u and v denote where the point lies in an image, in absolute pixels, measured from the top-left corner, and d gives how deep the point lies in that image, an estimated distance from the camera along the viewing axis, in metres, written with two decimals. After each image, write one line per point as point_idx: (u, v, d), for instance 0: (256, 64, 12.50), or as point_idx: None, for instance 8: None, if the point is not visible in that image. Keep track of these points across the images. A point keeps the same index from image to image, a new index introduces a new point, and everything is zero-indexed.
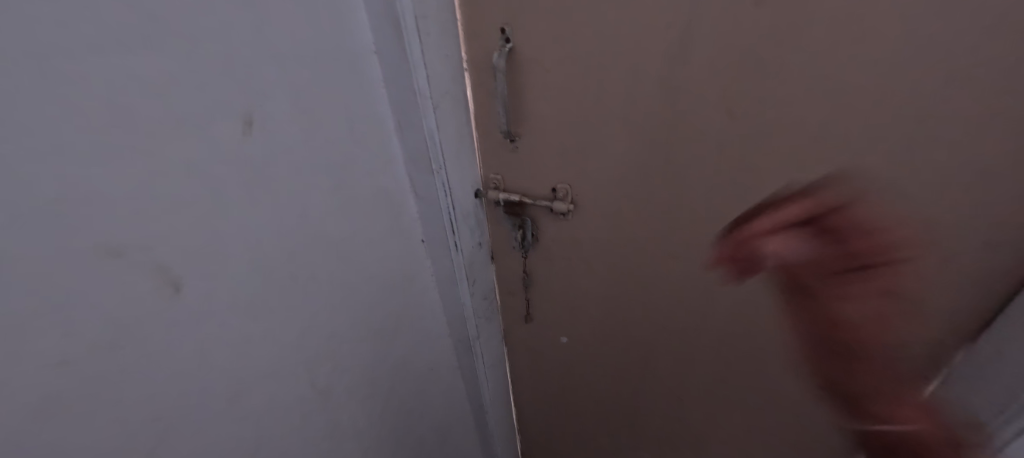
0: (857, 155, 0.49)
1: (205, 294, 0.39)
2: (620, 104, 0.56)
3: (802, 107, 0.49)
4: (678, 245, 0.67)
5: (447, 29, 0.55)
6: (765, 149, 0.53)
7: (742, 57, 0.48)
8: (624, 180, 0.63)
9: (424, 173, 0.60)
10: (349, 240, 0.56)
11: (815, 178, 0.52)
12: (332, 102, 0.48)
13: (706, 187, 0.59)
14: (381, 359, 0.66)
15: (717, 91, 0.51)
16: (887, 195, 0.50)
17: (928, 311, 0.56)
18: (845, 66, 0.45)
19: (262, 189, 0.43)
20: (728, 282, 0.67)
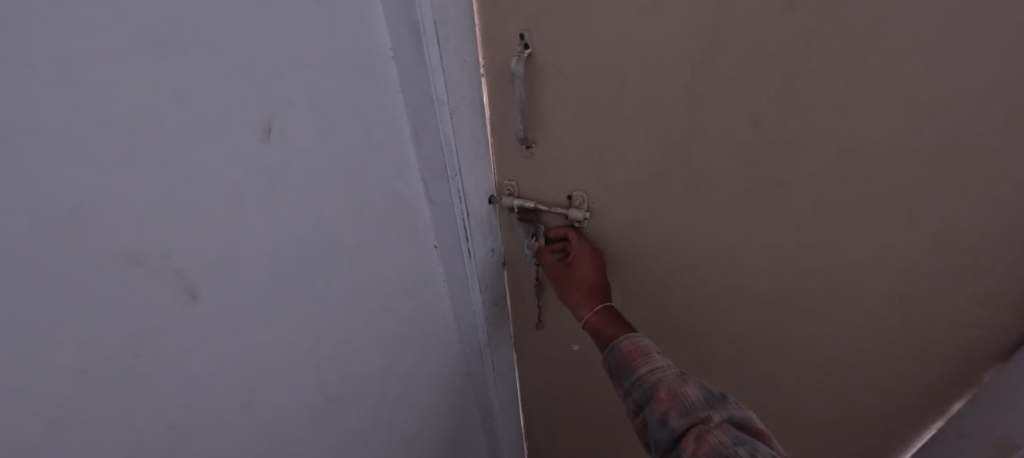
0: (891, 173, 0.47)
1: (223, 299, 0.39)
2: (640, 113, 0.55)
3: (831, 121, 0.47)
4: (698, 260, 0.65)
5: (465, 34, 0.55)
6: (791, 166, 0.51)
7: (767, 67, 0.46)
8: (642, 190, 0.61)
9: (439, 179, 0.59)
10: (364, 246, 0.55)
11: (844, 195, 0.50)
12: (352, 108, 0.48)
13: (729, 201, 0.57)
14: (392, 364, 0.66)
15: (742, 103, 0.49)
16: (921, 214, 0.48)
17: (958, 338, 0.54)
18: (877, 79, 0.43)
19: (279, 194, 0.43)
20: (749, 299, 0.65)
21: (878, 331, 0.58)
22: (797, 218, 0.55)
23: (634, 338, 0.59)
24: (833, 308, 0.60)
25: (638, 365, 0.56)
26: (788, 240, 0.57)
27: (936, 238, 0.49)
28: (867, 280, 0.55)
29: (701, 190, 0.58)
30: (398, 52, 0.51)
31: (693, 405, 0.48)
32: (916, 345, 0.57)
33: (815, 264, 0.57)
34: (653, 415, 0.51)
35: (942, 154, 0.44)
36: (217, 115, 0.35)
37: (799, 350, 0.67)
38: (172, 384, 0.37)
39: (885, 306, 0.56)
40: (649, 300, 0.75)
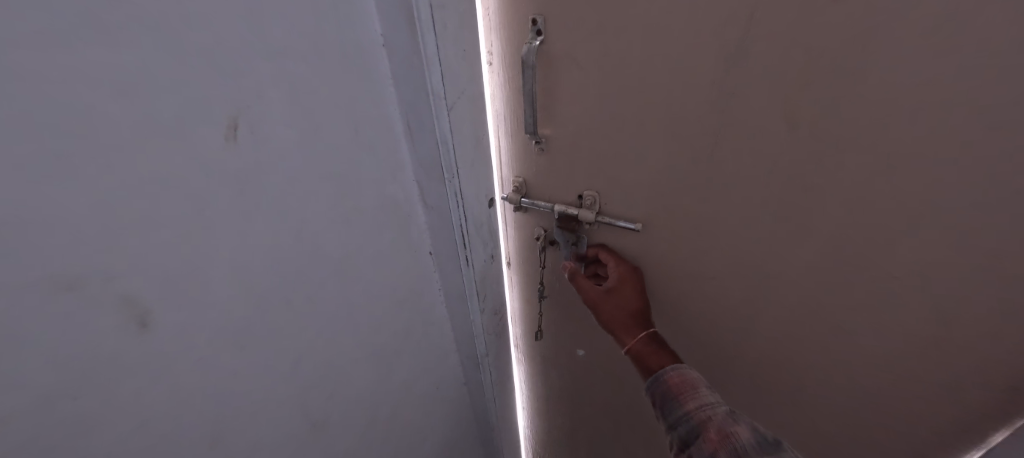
0: (941, 182, 0.42)
1: (181, 328, 0.34)
2: (660, 110, 0.49)
3: (878, 121, 0.42)
4: (717, 269, 0.61)
5: (466, 21, 0.49)
6: (830, 172, 0.46)
7: (810, 59, 0.41)
8: (660, 195, 0.57)
9: (436, 181, 0.54)
10: (352, 259, 0.50)
11: (885, 206, 0.46)
12: (339, 102, 0.43)
13: (755, 209, 0.52)
14: (384, 382, 0.61)
15: (778, 101, 0.44)
16: (972, 228, 0.43)
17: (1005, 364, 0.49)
18: (933, 73, 0.38)
19: (253, 202, 0.37)
20: (770, 311, 0.62)
21: (911, 351, 0.54)
22: (831, 229, 0.50)
23: (684, 372, 0.58)
24: (863, 324, 0.55)
25: (684, 400, 0.55)
26: (818, 252, 0.52)
27: (990, 254, 0.44)
28: (902, 298, 0.51)
29: (729, 197, 0.53)
30: (390, 39, 0.45)
31: (746, 448, 0.49)
32: (954, 369, 0.53)
33: (846, 278, 0.53)
34: (700, 453, 0.51)
35: (1005, 162, 0.39)
36: (167, 110, 0.30)
37: (822, 367, 0.63)
38: (123, 422, 0.32)
39: (922, 327, 0.52)
40: (663, 307, 0.71)
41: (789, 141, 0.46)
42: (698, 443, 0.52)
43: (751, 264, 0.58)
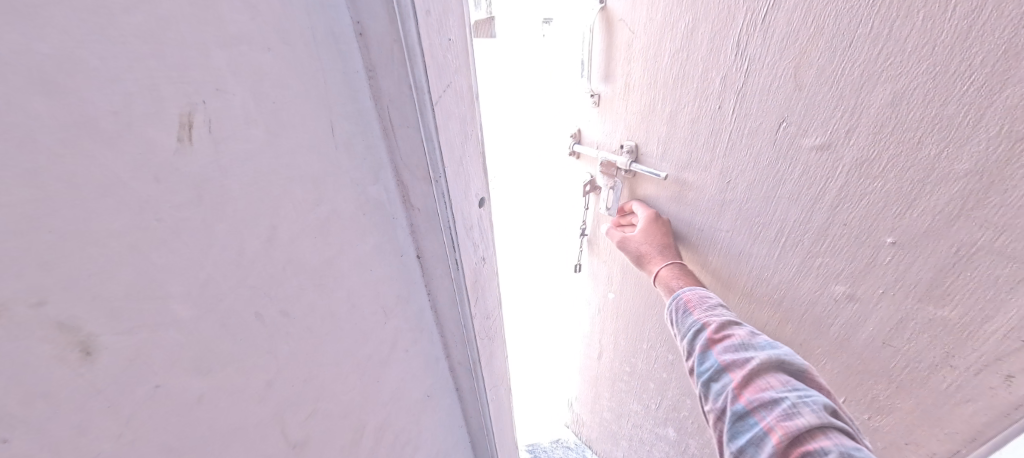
0: (919, 140, 0.53)
1: (135, 353, 0.30)
2: (687, 65, 0.73)
3: (867, 82, 0.55)
4: (740, 210, 0.77)
5: (449, 9, 0.46)
6: (827, 126, 0.60)
7: (816, 29, 0.57)
8: (693, 135, 0.78)
9: (421, 180, 0.50)
10: (331, 266, 0.46)
11: (877, 161, 0.57)
12: (308, 97, 0.39)
13: (765, 156, 0.69)
14: (368, 394, 0.57)
15: (790, 63, 0.60)
16: (951, 189, 0.52)
17: (991, 324, 0.55)
18: (908, 40, 0.50)
19: (213, 210, 0.33)
20: (788, 258, 0.74)
21: (905, 307, 0.62)
22: (833, 179, 0.62)
23: (697, 290, 0.77)
24: (868, 275, 0.64)
25: (695, 311, 0.74)
26: (823, 203, 0.65)
27: (967, 213, 0.52)
28: (895, 251, 0.60)
29: (752, 144, 0.70)
30: (367, 27, 0.41)
31: (746, 346, 0.65)
32: (946, 327, 0.59)
33: (850, 229, 0.64)
34: (706, 351, 0.69)
35: (970, 123, 0.49)
36: (105, 107, 0.26)
37: (833, 313, 0.72)
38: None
39: (914, 279, 0.60)
40: (703, 245, 0.88)
41: (801, 100, 0.61)
42: (705, 345, 0.70)
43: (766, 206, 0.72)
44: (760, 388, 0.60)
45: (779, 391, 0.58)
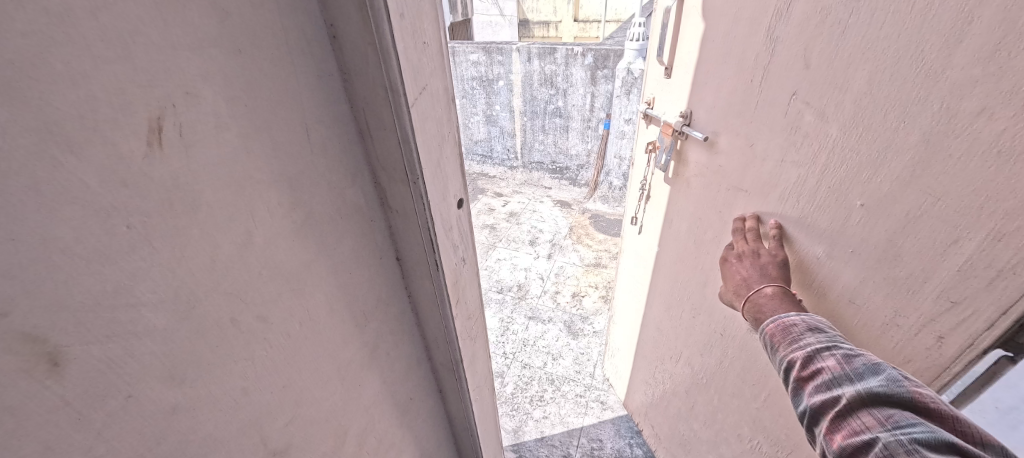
0: (886, 113, 0.61)
1: (106, 362, 0.29)
2: (736, 41, 0.90)
3: (856, 62, 0.65)
4: (754, 170, 0.88)
5: (424, 12, 0.47)
6: (825, 100, 0.70)
7: (825, 17, 0.69)
8: (732, 103, 0.94)
9: (399, 182, 0.50)
10: (307, 271, 0.46)
11: (855, 131, 0.66)
12: (282, 101, 0.39)
13: (779, 125, 0.80)
14: (350, 398, 0.57)
15: (803, 44, 0.73)
16: (904, 157, 0.60)
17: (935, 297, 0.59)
18: (886, 28, 0.60)
19: (186, 216, 0.32)
20: (783, 218, 0.82)
21: (870, 273, 0.67)
22: (828, 148, 0.71)
23: (781, 320, 0.72)
24: (841, 233, 0.71)
25: (783, 346, 0.70)
26: (813, 169, 0.74)
27: (921, 178, 0.58)
28: (862, 211, 0.67)
29: (769, 112, 0.82)
30: (340, 29, 0.41)
31: (838, 380, 0.60)
32: (899, 297, 0.64)
33: (832, 191, 0.71)
34: (798, 389, 0.65)
35: (926, 98, 0.56)
36: (70, 111, 0.25)
37: (813, 276, 0.78)
38: None
39: (874, 243, 0.66)
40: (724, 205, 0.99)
41: (810, 77, 0.73)
42: (795, 382, 0.66)
43: (775, 168, 0.82)
44: (854, 431, 0.55)
45: (873, 431, 0.53)
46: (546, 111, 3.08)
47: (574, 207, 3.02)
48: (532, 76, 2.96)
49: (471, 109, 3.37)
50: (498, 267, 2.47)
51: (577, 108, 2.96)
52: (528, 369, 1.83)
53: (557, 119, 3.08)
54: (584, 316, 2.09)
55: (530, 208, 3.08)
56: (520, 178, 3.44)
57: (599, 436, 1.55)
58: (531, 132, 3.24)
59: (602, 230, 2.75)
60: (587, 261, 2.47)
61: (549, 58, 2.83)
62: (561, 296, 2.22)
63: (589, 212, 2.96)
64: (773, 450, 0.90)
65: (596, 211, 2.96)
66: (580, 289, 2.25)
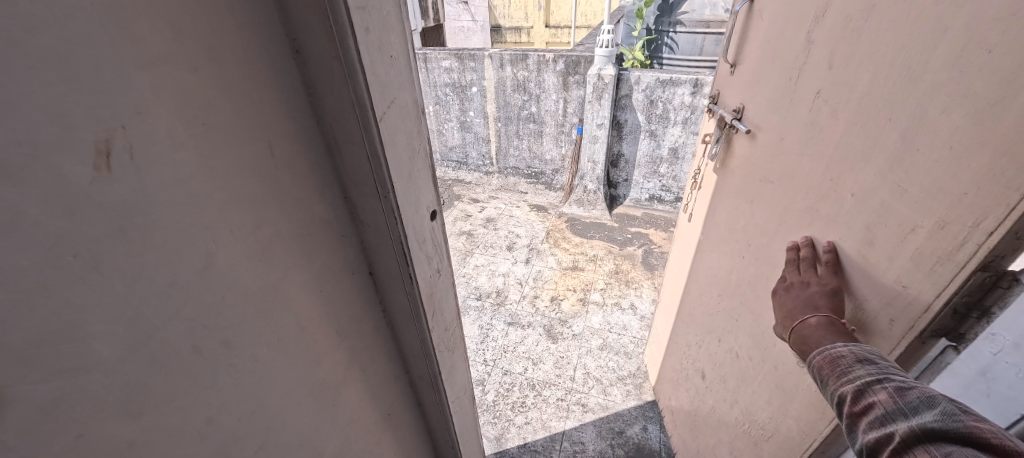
0: (877, 114, 0.65)
1: (51, 400, 0.27)
2: (787, 40, 0.92)
3: (862, 67, 0.68)
4: (777, 165, 0.92)
5: (391, 24, 0.46)
6: (838, 101, 0.74)
7: (848, 23, 0.72)
8: (773, 101, 0.96)
9: (369, 197, 0.50)
10: (274, 292, 0.44)
11: (851, 130, 0.70)
12: (242, 118, 0.38)
13: (801, 124, 0.84)
14: (324, 418, 0.56)
15: (829, 47, 0.77)
16: (883, 157, 0.64)
17: (892, 284, 0.63)
18: (887, 36, 0.64)
19: (140, 242, 0.31)
20: (791, 210, 0.86)
21: (850, 259, 0.71)
22: (831, 147, 0.75)
23: (825, 350, 0.65)
24: (835, 222, 0.74)
25: (830, 378, 0.62)
26: (819, 165, 0.78)
27: (894, 176, 0.62)
28: (849, 201, 0.71)
29: (797, 111, 0.86)
30: (304, 44, 0.40)
31: (890, 412, 0.53)
32: (868, 283, 0.68)
33: (827, 185, 0.76)
34: (849, 425, 0.57)
35: (908, 103, 0.60)
36: (9, 137, 0.23)
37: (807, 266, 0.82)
38: None
39: (855, 232, 0.70)
40: (752, 198, 1.03)
41: (831, 79, 0.76)
42: (846, 418, 0.58)
43: (793, 165, 0.86)
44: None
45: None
46: (520, 117, 3.09)
47: (551, 212, 3.05)
48: (504, 82, 2.97)
49: (445, 115, 3.35)
50: (476, 274, 2.45)
51: (550, 113, 2.98)
52: (509, 376, 1.83)
53: (530, 124, 3.09)
54: (563, 319, 2.10)
55: (507, 213, 3.08)
56: (496, 183, 3.44)
57: (582, 440, 1.56)
58: (506, 137, 3.23)
59: (578, 233, 2.79)
60: (564, 265, 2.49)
61: (522, 64, 2.85)
62: (539, 301, 2.23)
63: (565, 215, 3.01)
64: (767, 438, 0.94)
65: (572, 214, 3.01)
66: (558, 293, 2.27)
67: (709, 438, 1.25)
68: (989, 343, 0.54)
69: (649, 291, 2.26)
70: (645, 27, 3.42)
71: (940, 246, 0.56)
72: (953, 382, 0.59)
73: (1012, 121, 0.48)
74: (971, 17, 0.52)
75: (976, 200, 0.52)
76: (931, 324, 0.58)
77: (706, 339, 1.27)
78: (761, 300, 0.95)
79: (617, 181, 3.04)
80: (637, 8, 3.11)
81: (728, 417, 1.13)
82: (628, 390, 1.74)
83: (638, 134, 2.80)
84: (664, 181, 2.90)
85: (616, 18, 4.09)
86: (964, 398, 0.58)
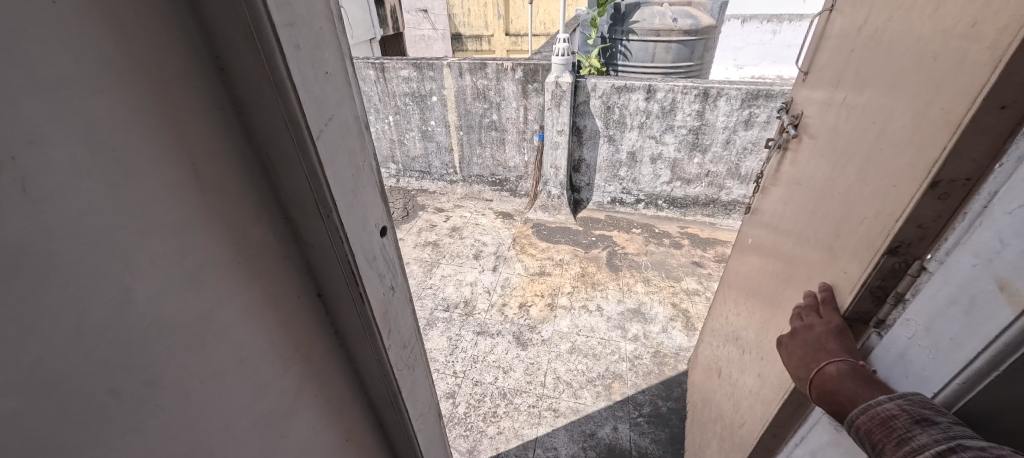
0: (866, 118, 0.68)
1: None
2: (827, 44, 0.90)
3: (867, 72, 0.70)
4: (802, 168, 0.93)
5: (324, 39, 0.45)
6: (846, 104, 0.76)
7: (867, 29, 0.73)
8: (810, 105, 0.95)
9: (312, 216, 0.48)
10: (207, 323, 0.42)
11: (848, 133, 0.73)
12: (160, 141, 0.35)
13: (821, 128, 0.85)
14: (271, 449, 0.53)
15: (852, 53, 0.78)
16: (861, 158, 0.67)
17: (838, 274, 0.68)
18: (886, 43, 0.66)
19: (40, 280, 0.28)
20: (801, 211, 0.88)
21: (820, 253, 0.75)
22: (834, 150, 0.77)
23: (870, 409, 0.53)
24: (820, 220, 0.77)
25: (888, 448, 0.50)
26: (826, 168, 0.80)
27: (863, 176, 0.66)
28: (833, 200, 0.74)
29: (822, 115, 0.86)
30: (230, 61, 0.38)
31: None
32: (826, 275, 0.72)
33: (825, 186, 0.78)
34: None
35: (883, 109, 0.63)
36: None
37: (797, 262, 0.85)
38: None
39: (828, 228, 0.74)
40: (782, 202, 1.02)
41: (846, 83, 0.77)
42: None
43: (811, 169, 0.87)
44: None
45: None
46: (481, 124, 3.09)
47: (517, 219, 3.07)
48: (464, 91, 2.97)
49: (406, 125, 3.30)
50: (443, 285, 2.42)
51: (511, 121, 3.00)
52: (479, 386, 1.81)
53: (492, 132, 3.10)
54: (532, 325, 2.11)
55: (473, 221, 3.07)
56: (461, 191, 3.42)
57: (554, 445, 1.57)
58: (469, 145, 3.22)
59: (544, 238, 2.82)
60: (531, 270, 2.50)
61: (481, 73, 2.86)
62: (507, 308, 2.23)
63: (531, 221, 3.04)
64: (744, 429, 0.98)
65: (537, 220, 3.04)
66: (526, 300, 2.28)
67: (708, 435, 1.28)
68: (905, 328, 0.57)
69: (614, 292, 2.32)
70: (600, 36, 3.52)
71: (868, 237, 0.61)
72: (882, 365, 0.61)
73: (929, 124, 0.53)
74: (930, 28, 0.56)
75: (897, 196, 0.57)
76: (855, 307, 0.63)
77: (727, 340, 1.29)
78: (769, 298, 0.97)
79: (580, 186, 3.11)
80: (590, 17, 3.20)
81: (725, 413, 1.16)
82: (598, 391, 1.77)
83: (597, 139, 2.88)
84: (624, 184, 2.99)
85: (572, 27, 4.20)
86: (891, 380, 0.59)
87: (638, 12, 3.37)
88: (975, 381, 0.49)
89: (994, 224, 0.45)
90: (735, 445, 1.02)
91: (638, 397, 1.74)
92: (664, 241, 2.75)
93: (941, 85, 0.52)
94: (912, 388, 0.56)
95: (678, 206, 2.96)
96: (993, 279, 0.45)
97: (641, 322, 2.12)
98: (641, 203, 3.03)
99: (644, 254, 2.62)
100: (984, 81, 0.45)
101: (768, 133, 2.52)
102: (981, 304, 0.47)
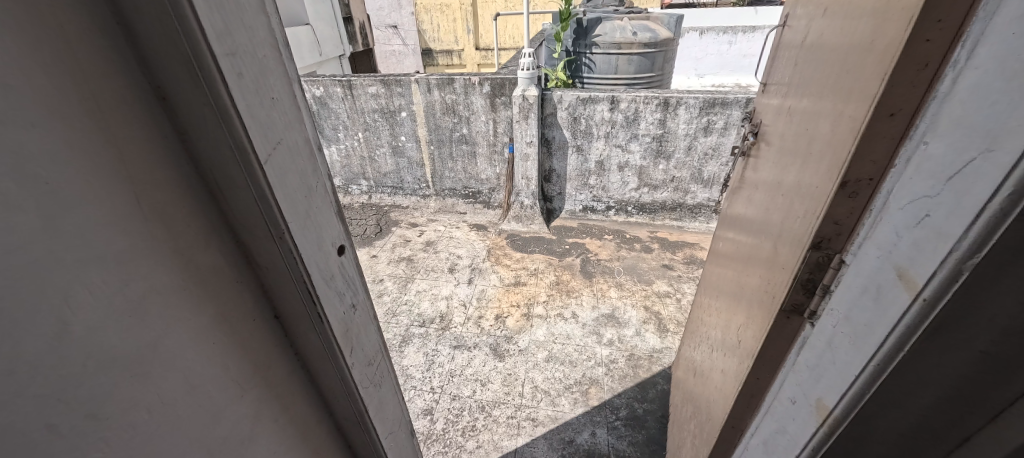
0: (803, 125, 0.73)
1: None
2: (779, 56, 0.97)
3: (803, 83, 0.76)
4: (759, 173, 0.98)
5: (270, 67, 0.46)
6: (791, 112, 0.81)
7: (805, 43, 0.79)
8: (766, 113, 1.01)
9: (264, 238, 0.48)
10: (156, 351, 0.41)
11: (791, 139, 0.78)
12: (97, 170, 0.35)
13: (773, 134, 0.91)
14: None
15: (795, 66, 0.83)
16: (799, 162, 0.72)
17: (780, 270, 0.73)
18: (818, 57, 0.72)
19: None
20: (757, 214, 0.93)
21: (770, 252, 0.79)
22: (781, 154, 0.82)
23: None
24: (771, 221, 0.82)
25: None
26: (776, 172, 0.85)
27: (800, 179, 0.71)
28: (780, 202, 0.79)
29: (774, 123, 0.92)
30: (169, 89, 0.39)
31: None
32: (773, 271, 0.76)
33: (775, 190, 0.83)
34: None
35: (814, 117, 0.69)
36: None
37: (754, 261, 0.89)
38: None
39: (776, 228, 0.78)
40: (744, 205, 1.07)
41: (791, 93, 0.83)
42: None
43: (765, 174, 0.93)
44: None
45: None
46: (452, 138, 3.11)
47: (491, 231, 3.09)
48: (434, 106, 2.99)
49: (376, 141, 3.29)
50: (419, 300, 2.40)
51: (482, 134, 3.03)
52: (457, 400, 1.79)
53: (463, 145, 3.12)
54: (509, 336, 2.11)
55: (447, 235, 3.07)
56: (434, 205, 3.42)
57: (534, 455, 1.57)
58: (441, 159, 3.23)
59: (518, 248, 2.85)
60: (507, 281, 2.52)
61: (449, 88, 2.89)
62: (484, 321, 2.22)
63: (505, 232, 3.07)
64: (711, 424, 1.01)
65: (511, 231, 3.07)
66: (503, 311, 2.28)
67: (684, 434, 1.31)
68: (831, 318, 0.58)
69: (589, 299, 2.35)
70: (566, 50, 3.63)
71: (801, 233, 0.66)
72: (811, 354, 0.61)
73: (842, 131, 0.58)
74: (847, 44, 0.61)
75: (820, 195, 0.62)
76: (791, 300, 0.68)
77: (701, 339, 1.33)
78: (733, 296, 1.01)
79: (552, 195, 3.16)
80: (555, 33, 3.30)
81: (698, 411, 1.19)
82: (576, 398, 1.78)
83: (567, 150, 2.94)
84: (595, 192, 3.07)
85: (539, 41, 4.31)
86: (817, 368, 0.60)
87: (602, 27, 3.50)
88: (889, 359, 0.48)
89: (895, 218, 0.47)
90: (704, 441, 1.06)
91: (615, 401, 1.77)
92: (635, 246, 2.82)
93: (850, 94, 0.57)
94: (831, 376, 0.57)
95: (647, 211, 3.05)
96: (893, 268, 0.46)
97: (616, 327, 2.15)
98: (611, 210, 3.11)
99: (616, 260, 2.68)
100: (876, 90, 0.51)
101: (726, 138, 2.64)
102: (887, 289, 0.47)
